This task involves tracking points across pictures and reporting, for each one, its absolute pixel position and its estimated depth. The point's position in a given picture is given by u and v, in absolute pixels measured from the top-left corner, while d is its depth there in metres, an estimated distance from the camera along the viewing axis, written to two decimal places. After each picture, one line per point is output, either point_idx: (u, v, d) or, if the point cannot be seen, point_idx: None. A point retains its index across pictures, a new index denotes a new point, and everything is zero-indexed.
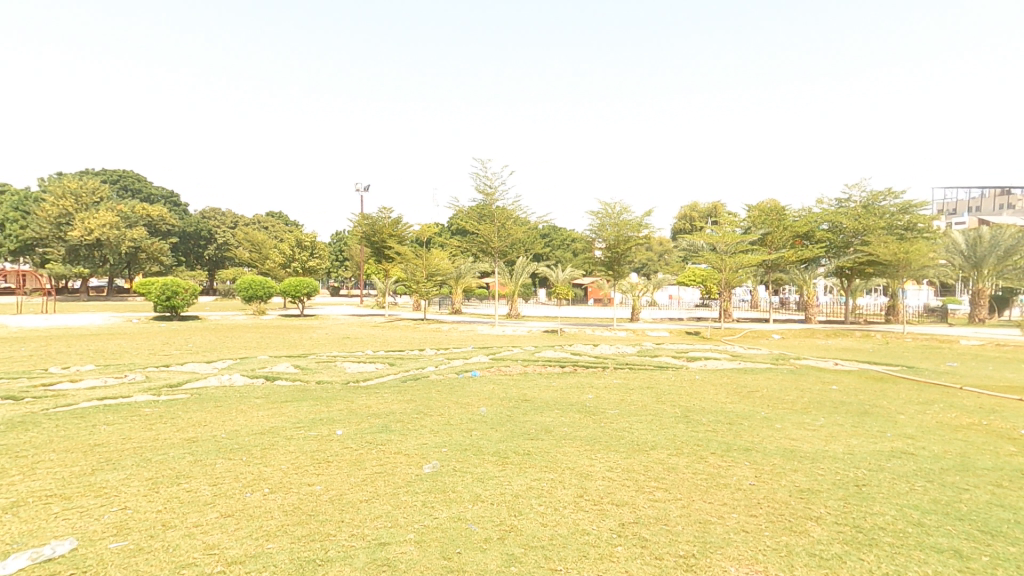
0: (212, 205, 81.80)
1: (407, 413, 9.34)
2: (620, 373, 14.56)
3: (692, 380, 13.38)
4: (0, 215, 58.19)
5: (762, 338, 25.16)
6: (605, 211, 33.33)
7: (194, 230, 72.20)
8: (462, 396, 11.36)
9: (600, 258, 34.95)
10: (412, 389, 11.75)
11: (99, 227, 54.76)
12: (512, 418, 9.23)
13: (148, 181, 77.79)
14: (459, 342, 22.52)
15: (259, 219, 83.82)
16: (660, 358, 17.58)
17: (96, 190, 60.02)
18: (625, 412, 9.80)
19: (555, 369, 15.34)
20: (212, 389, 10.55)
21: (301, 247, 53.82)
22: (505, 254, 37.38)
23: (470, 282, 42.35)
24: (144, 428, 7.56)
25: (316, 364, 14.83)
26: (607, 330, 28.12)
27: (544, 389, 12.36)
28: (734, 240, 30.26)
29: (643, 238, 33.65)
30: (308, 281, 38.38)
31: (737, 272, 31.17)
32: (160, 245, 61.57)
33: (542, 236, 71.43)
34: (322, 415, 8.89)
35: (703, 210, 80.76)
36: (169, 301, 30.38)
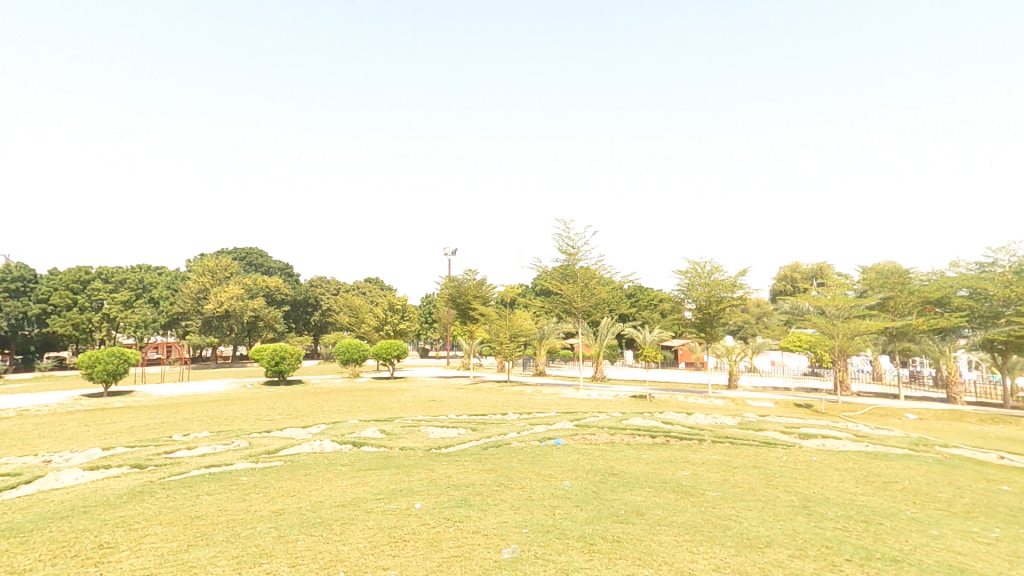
0: (320, 275, 89.63)
1: (486, 485, 8.92)
2: (721, 448, 13.12)
3: (807, 461, 11.70)
4: (156, 293, 67.63)
5: (893, 418, 21.79)
6: (693, 271, 31.92)
7: (304, 298, 79.00)
8: (545, 466, 10.75)
9: (690, 318, 32.96)
10: (492, 457, 11.31)
11: (228, 299, 61.48)
12: (598, 495, 8.49)
13: (269, 255, 86.96)
14: (543, 407, 21.84)
15: (358, 287, 90.26)
16: (767, 433, 15.70)
17: (229, 266, 68.28)
18: (729, 495, 8.67)
19: (647, 439, 14.15)
20: (304, 456, 10.78)
21: (394, 310, 56.68)
22: (590, 314, 36.68)
23: (554, 342, 41.80)
24: (240, 498, 7.64)
25: (401, 429, 14.91)
26: (702, 397, 26.03)
27: (633, 462, 11.38)
28: (847, 304, 27.61)
29: (738, 298, 31.59)
30: (398, 344, 39.99)
31: (853, 340, 28.00)
32: (274, 313, 67.63)
33: (628, 296, 69.79)
34: (401, 485, 8.71)
35: (807, 270, 75.18)
36: (277, 366, 32.73)
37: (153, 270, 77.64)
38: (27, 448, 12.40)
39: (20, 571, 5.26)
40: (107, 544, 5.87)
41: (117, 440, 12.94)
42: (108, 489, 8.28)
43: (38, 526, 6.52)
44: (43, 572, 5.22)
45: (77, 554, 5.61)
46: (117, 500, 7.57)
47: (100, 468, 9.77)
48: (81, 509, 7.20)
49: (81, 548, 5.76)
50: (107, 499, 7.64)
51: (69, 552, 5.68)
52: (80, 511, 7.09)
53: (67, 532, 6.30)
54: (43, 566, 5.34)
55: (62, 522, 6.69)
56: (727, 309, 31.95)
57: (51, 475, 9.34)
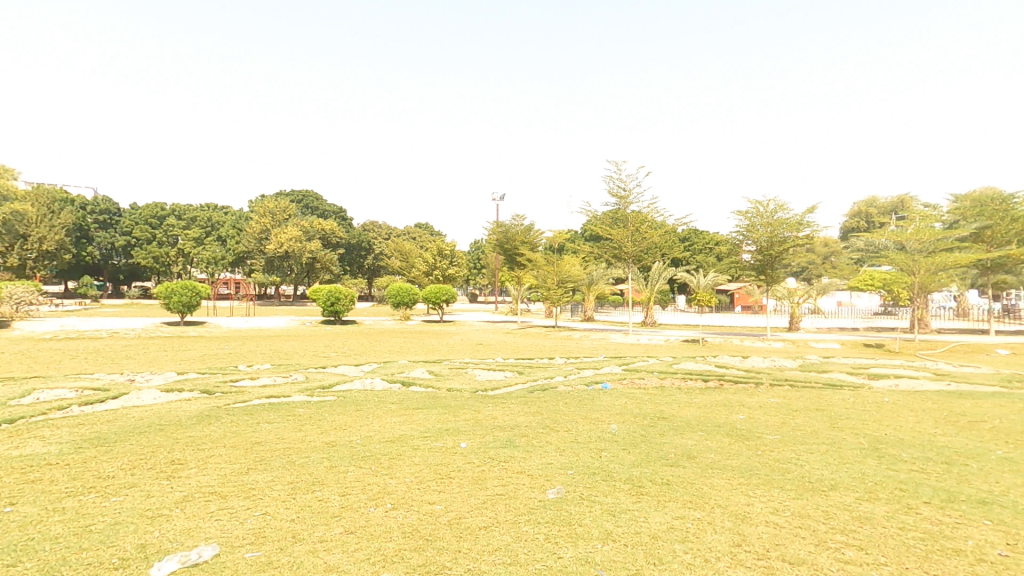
0: (372, 220, 91.50)
1: (531, 428, 8.88)
2: (780, 391, 12.52)
3: (877, 403, 10.96)
4: (223, 231, 71.62)
5: (978, 355, 20.16)
6: (755, 210, 29.95)
7: (358, 242, 81.17)
8: (592, 410, 10.60)
9: (748, 261, 31.52)
10: (538, 401, 11.28)
11: (287, 241, 64.30)
12: (647, 439, 8.26)
13: (324, 199, 89.35)
14: (591, 351, 21.66)
15: (408, 232, 91.63)
16: (831, 375, 14.84)
17: (287, 209, 70.63)
18: (788, 438, 8.21)
19: (699, 384, 13.68)
20: (357, 392, 11.10)
21: (443, 256, 57.28)
22: (640, 259, 35.62)
23: (603, 288, 41.14)
24: (296, 429, 7.88)
25: (449, 371, 15.16)
26: (759, 340, 25.01)
27: (684, 406, 11.04)
28: (932, 237, 25.23)
29: (803, 239, 29.57)
30: (447, 289, 40.56)
31: (936, 275, 25.71)
32: (331, 255, 69.73)
33: (682, 239, 67.22)
34: (448, 425, 8.80)
35: (884, 205, 69.39)
36: (333, 306, 34.07)
37: (220, 210, 81.94)
38: (114, 367, 13.54)
39: (103, 477, 5.62)
40: (177, 461, 6.19)
41: (189, 367, 13.81)
42: (180, 410, 8.81)
43: (118, 439, 6.98)
44: (121, 480, 5.55)
45: (151, 467, 5.94)
46: (187, 421, 8.03)
47: (174, 390, 10.43)
48: (155, 426, 7.67)
49: (154, 463, 6.09)
50: (178, 420, 8.10)
51: (144, 464, 6.01)
52: (154, 429, 7.55)
53: (142, 446, 6.70)
54: (122, 475, 5.68)
55: (138, 437, 7.14)
56: (791, 250, 30.04)
57: (133, 392, 10.10)
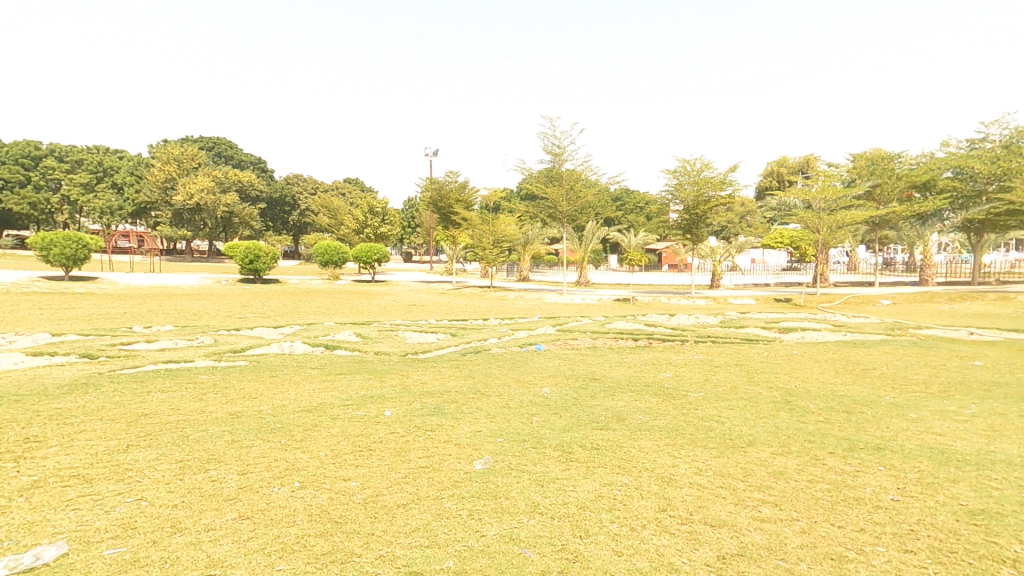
0: (295, 172, 85.80)
1: (462, 393, 8.58)
2: (703, 347, 13.00)
3: (788, 355, 11.63)
4: (118, 179, 64.34)
5: (869, 304, 22.15)
6: (682, 169, 30.55)
7: (280, 196, 76.02)
8: (524, 373, 10.49)
9: (675, 221, 32.56)
10: (470, 364, 11.05)
11: (198, 192, 58.87)
12: (578, 402, 8.20)
13: (239, 147, 82.33)
14: (525, 311, 21.67)
15: (336, 187, 86.96)
16: (747, 330, 15.68)
17: (195, 156, 64.44)
18: (711, 396, 8.43)
19: (629, 343, 13.99)
20: (272, 356, 10.31)
21: (373, 213, 54.90)
22: (574, 218, 35.79)
23: (539, 249, 41.20)
24: (195, 398, 7.07)
25: (378, 333, 14.52)
26: (684, 298, 26.10)
27: (614, 366, 11.20)
28: (835, 195, 26.88)
29: (726, 197, 30.67)
30: (378, 247, 39.02)
31: (838, 231, 27.61)
32: (249, 209, 64.77)
33: (613, 199, 68.44)
34: (373, 392, 8.29)
35: (793, 164, 73.84)
36: (252, 264, 31.83)
37: (114, 155, 73.35)
38: None
39: None
40: (33, 438, 5.31)
41: (69, 328, 12.26)
42: (49, 378, 7.71)
43: None
44: None
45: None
46: (55, 392, 6.99)
47: (44, 355, 9.19)
48: (13, 397, 6.62)
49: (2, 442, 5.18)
50: (45, 389, 7.06)
51: None
52: (11, 401, 6.51)
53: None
54: None
55: None
56: (714, 210, 31.16)
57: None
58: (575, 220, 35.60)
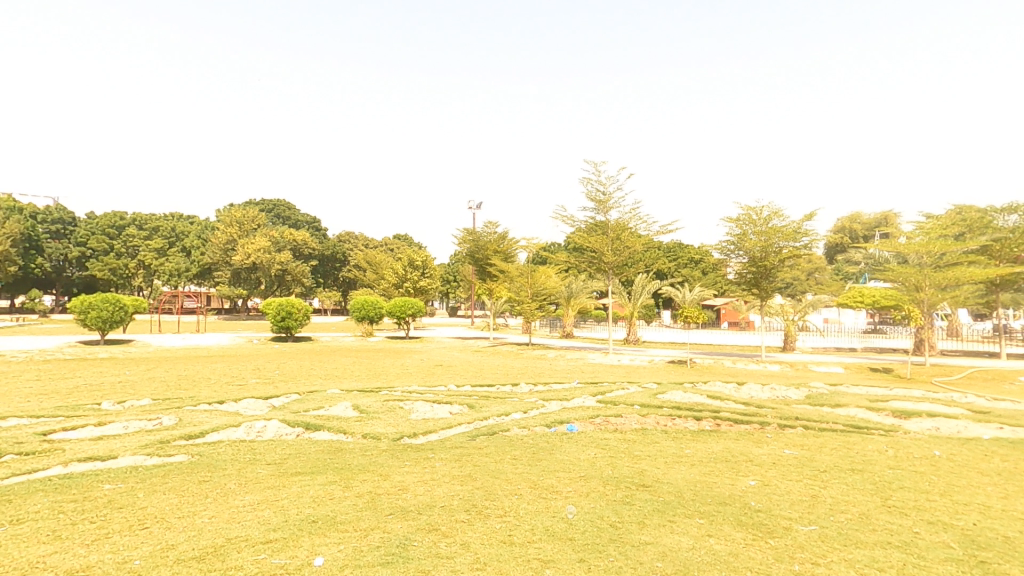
0: (349, 230, 88.63)
1: (449, 512, 5.89)
2: (793, 437, 9.76)
3: (925, 459, 8.25)
4: (187, 243, 68.01)
5: (997, 384, 17.84)
6: (747, 216, 27.44)
7: (332, 253, 78.06)
8: (549, 471, 7.71)
9: (739, 274, 29.11)
10: (477, 454, 8.36)
11: (256, 252, 60.73)
12: (618, 538, 5.35)
13: (297, 208, 86.18)
14: (565, 375, 18.86)
15: (387, 243, 88.61)
16: (847, 412, 12.20)
17: (256, 218, 67.28)
18: (833, 536, 5.38)
19: (690, 425, 10.88)
20: (224, 447, 8.06)
21: (415, 267, 54.23)
22: (621, 272, 33.06)
23: (585, 302, 38.41)
24: (42, 540, 4.83)
25: (381, 405, 12.17)
26: (752, 362, 22.48)
27: (672, 463, 8.19)
28: (943, 249, 23.03)
29: (803, 247, 27.12)
30: (415, 301, 37.57)
31: (945, 291, 23.40)
32: (303, 267, 65.89)
33: (666, 252, 65.06)
34: (321, 511, 5.73)
35: (867, 220, 67.84)
36: (284, 321, 30.91)
37: (186, 221, 78.19)
38: None
39: None
40: None
41: (26, 411, 10.72)
42: None
43: None
44: None
45: None
46: None
47: None
48: None
49: None
50: None
51: None
52: None
53: None
54: None
55: None
56: (786, 262, 27.71)
57: None
58: (623, 273, 32.86)
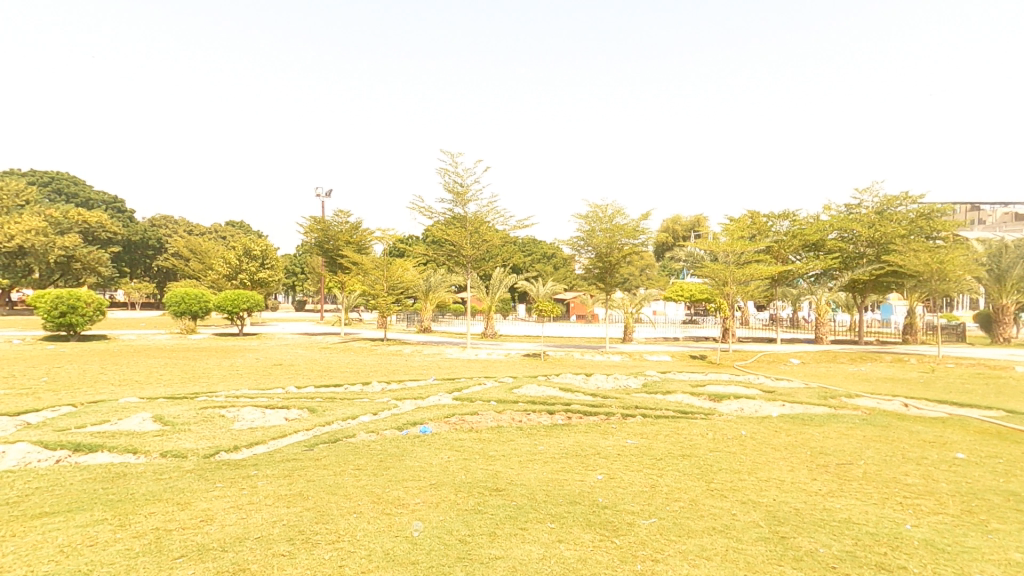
0: (164, 213, 76.49)
1: (260, 547, 4.83)
2: (632, 426, 10.29)
3: (738, 438, 9.20)
4: None
5: (781, 364, 21.35)
6: (594, 214, 29.38)
7: (141, 239, 66.72)
8: (393, 481, 6.94)
9: (586, 269, 31.00)
10: (309, 469, 7.24)
11: (21, 233, 48.43)
12: (464, 556, 4.83)
13: (86, 185, 71.69)
14: (420, 371, 18.07)
15: (217, 230, 78.37)
16: (676, 397, 13.39)
17: (20, 193, 54.81)
18: (671, 526, 5.51)
19: (543, 420, 10.91)
20: None
21: (251, 258, 48.53)
22: (480, 266, 33.20)
23: (443, 296, 37.84)
24: None
25: (193, 416, 10.19)
26: (598, 352, 24.03)
27: (524, 463, 7.99)
28: (742, 248, 26.96)
29: (639, 245, 29.82)
30: (248, 294, 33.39)
31: (744, 286, 27.47)
32: (98, 252, 55.48)
33: (521, 248, 67.40)
34: (68, 567, 4.29)
35: (686, 222, 77.87)
36: (63, 317, 25.26)
37: None
38: None
39: None
40: None
41: None
42: None
43: None
44: None
45: None
46: None
47: None
48: None
49: None
50: None
51: None
52: None
53: None
54: None
55: None
56: (629, 257, 30.42)
57: None
58: (482, 267, 33.01)
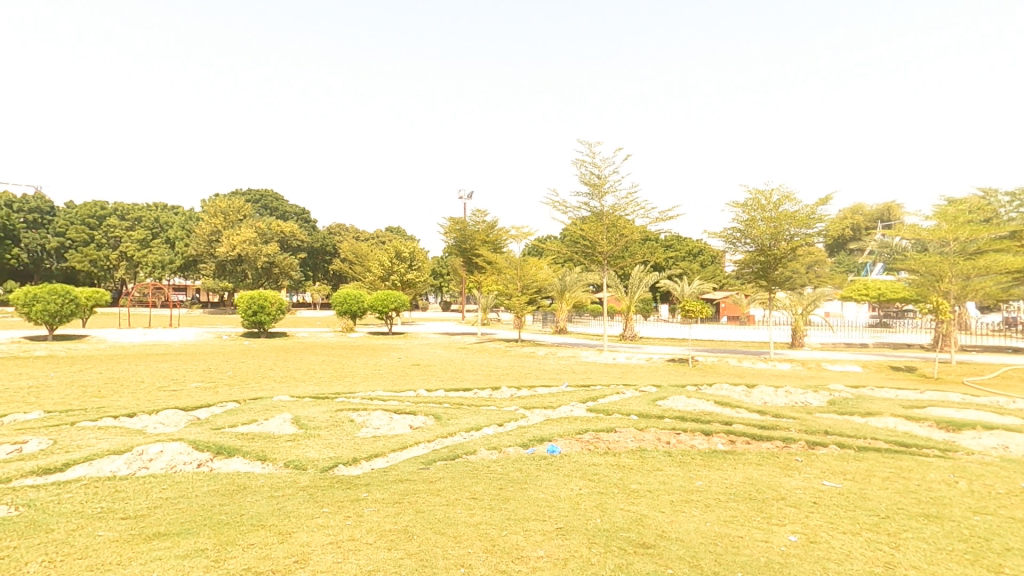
0: (338, 221, 86.80)
1: None
2: (829, 462, 7.76)
3: (1013, 499, 6.26)
4: (172, 234, 65.44)
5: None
6: (756, 200, 25.40)
7: (322, 245, 76.38)
8: (514, 520, 5.65)
9: (745, 265, 27.08)
10: (420, 496, 6.29)
11: (241, 243, 58.52)
12: None
13: (285, 200, 84.04)
14: (553, 376, 16.84)
15: (379, 236, 86.69)
16: (884, 424, 10.22)
17: (242, 209, 65.17)
18: None
19: (700, 444, 8.88)
20: (78, 492, 6.02)
21: (402, 259, 52.17)
22: (618, 263, 31.07)
23: (580, 295, 36.45)
24: None
25: (326, 419, 10.11)
26: (760, 360, 20.59)
27: (679, 505, 6.19)
28: (968, 235, 21.08)
29: (815, 236, 25.16)
30: (396, 294, 35.48)
31: (972, 285, 21.47)
32: (291, 259, 63.82)
33: (665, 244, 62.95)
34: None
35: (870, 212, 66.23)
36: (256, 315, 28.99)
37: (170, 211, 75.98)
38: None
39: None
40: None
41: None
42: None
43: None
44: None
45: None
46: None
47: None
48: None
49: None
50: None
51: None
52: None
53: None
54: None
55: None
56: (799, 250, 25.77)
57: None
58: (618, 264, 30.92)
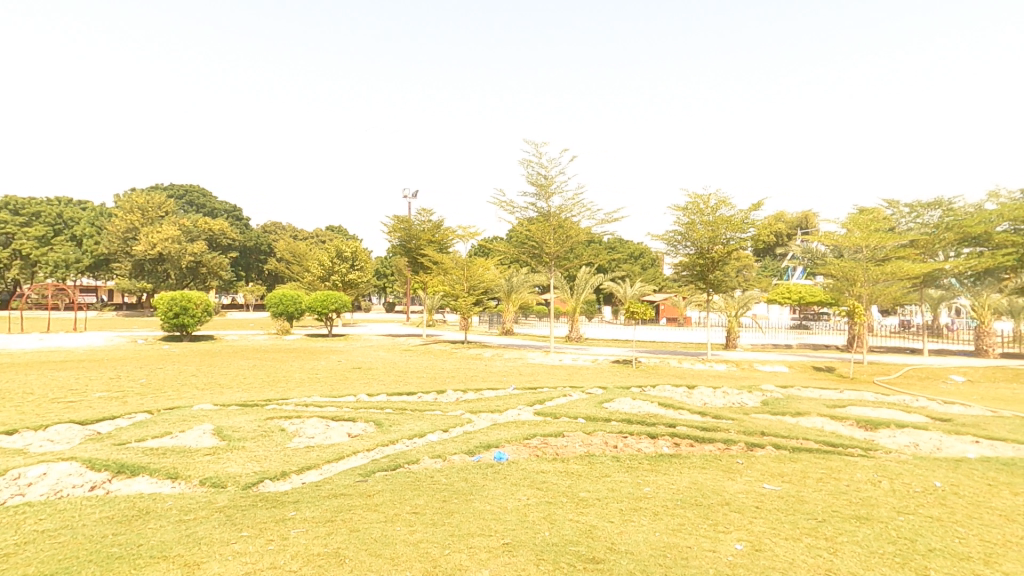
0: (272, 219, 82.65)
1: None
2: (767, 464, 7.88)
3: (935, 495, 6.54)
4: (79, 230, 59.73)
5: (940, 382, 17.31)
6: (693, 205, 26.24)
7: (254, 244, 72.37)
8: (457, 538, 5.25)
9: (682, 268, 27.95)
10: (355, 513, 5.75)
11: (161, 241, 54.28)
12: None
13: (213, 196, 79.05)
14: (498, 379, 16.51)
15: (317, 235, 83.34)
16: (814, 422, 10.61)
17: (162, 204, 60.60)
18: None
19: (645, 448, 8.81)
20: None
21: (342, 259, 50.22)
22: (562, 265, 31.26)
23: (525, 297, 36.44)
24: None
25: (252, 430, 9.26)
26: (698, 360, 21.23)
27: (628, 513, 6.01)
28: (880, 242, 22.69)
29: (746, 241, 26.32)
30: (336, 295, 34.02)
31: (882, 288, 23.15)
32: (219, 258, 59.98)
33: (607, 247, 64.32)
34: None
35: (792, 220, 70.73)
36: (178, 318, 26.81)
37: (79, 206, 69.42)
38: None
39: None
40: None
41: None
42: None
43: None
44: None
45: None
46: None
47: None
48: None
49: None
50: None
51: None
52: None
53: None
54: None
55: None
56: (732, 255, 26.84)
57: None
58: (562, 266, 31.12)
